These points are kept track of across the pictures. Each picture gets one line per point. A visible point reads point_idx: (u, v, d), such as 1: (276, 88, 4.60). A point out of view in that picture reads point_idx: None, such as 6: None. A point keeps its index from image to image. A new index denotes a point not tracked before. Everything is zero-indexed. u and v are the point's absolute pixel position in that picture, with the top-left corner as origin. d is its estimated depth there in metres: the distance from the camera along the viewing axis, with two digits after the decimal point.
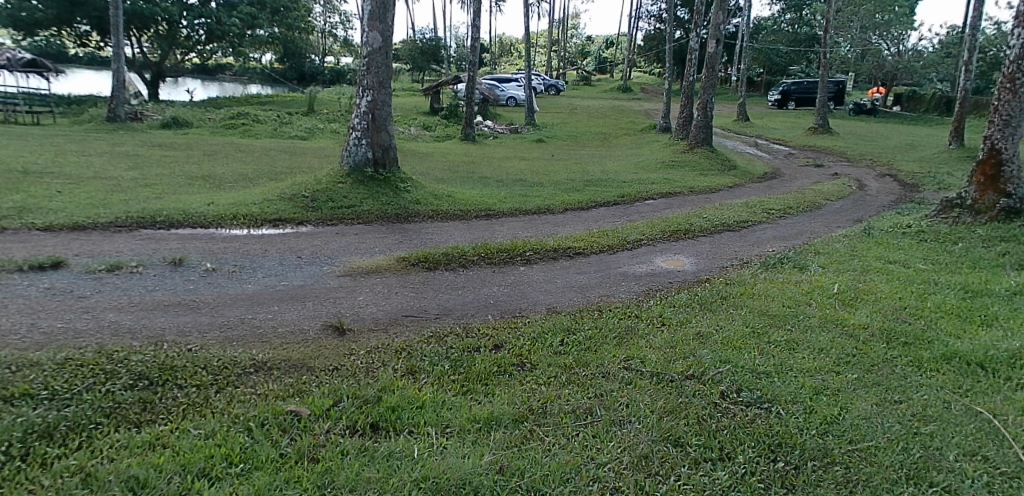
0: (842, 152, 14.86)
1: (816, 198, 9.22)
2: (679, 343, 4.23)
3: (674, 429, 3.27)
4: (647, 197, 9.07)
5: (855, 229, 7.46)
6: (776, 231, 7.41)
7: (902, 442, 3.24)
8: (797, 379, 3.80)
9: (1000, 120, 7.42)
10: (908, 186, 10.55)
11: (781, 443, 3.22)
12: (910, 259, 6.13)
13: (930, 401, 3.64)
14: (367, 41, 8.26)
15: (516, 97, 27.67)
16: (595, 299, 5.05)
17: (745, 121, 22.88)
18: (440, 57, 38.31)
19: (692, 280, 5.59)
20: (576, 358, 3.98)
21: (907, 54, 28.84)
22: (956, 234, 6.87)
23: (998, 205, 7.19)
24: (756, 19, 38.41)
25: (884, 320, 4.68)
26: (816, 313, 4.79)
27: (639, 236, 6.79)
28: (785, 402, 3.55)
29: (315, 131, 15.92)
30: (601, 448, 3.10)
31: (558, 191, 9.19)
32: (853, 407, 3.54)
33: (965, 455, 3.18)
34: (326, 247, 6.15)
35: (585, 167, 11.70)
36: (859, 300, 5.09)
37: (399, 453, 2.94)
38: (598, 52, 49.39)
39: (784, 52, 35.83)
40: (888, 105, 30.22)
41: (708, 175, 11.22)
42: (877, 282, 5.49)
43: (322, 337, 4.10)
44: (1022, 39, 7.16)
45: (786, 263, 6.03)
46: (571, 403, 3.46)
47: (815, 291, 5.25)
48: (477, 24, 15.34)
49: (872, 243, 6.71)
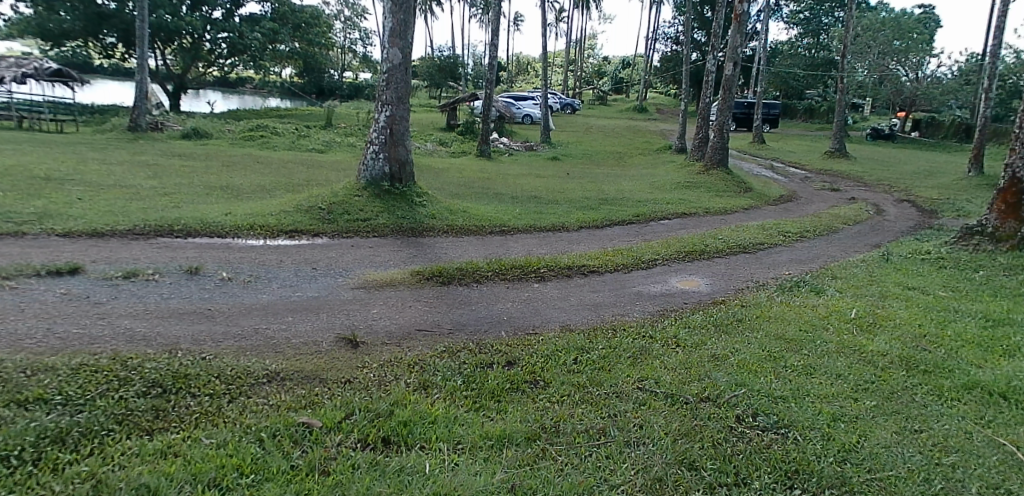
0: (859, 177, 14.78)
1: (833, 222, 9.14)
2: (694, 365, 4.19)
3: (689, 452, 3.22)
4: (662, 217, 9.04)
5: (873, 254, 7.39)
6: (793, 254, 7.34)
7: (923, 472, 3.17)
8: (813, 405, 3.74)
9: (1021, 148, 7.32)
10: (926, 212, 10.44)
11: (798, 470, 3.15)
12: (928, 286, 6.04)
13: (951, 431, 3.56)
14: (388, 57, 8.32)
15: (533, 115, 27.95)
16: (609, 318, 5.01)
17: (761, 143, 22.86)
18: (457, 74, 38.66)
19: (707, 302, 5.53)
20: (590, 376, 3.94)
21: (926, 80, 28.76)
22: (976, 262, 6.78)
23: (1019, 233, 7.09)
24: (773, 44, 38.63)
25: (903, 348, 4.59)
26: (834, 338, 4.72)
27: (655, 256, 6.75)
28: (802, 428, 3.49)
29: (333, 144, 16.09)
30: (615, 469, 3.05)
31: (573, 209, 9.20)
32: (872, 435, 3.47)
33: (988, 487, 3.10)
34: (340, 259, 6.16)
35: (600, 186, 11.70)
36: (877, 325, 5.02)
37: (410, 468, 2.91)
38: (614, 73, 49.76)
39: (800, 76, 35.92)
40: (906, 131, 29.79)
41: (724, 196, 11.19)
42: (896, 308, 5.42)
43: (335, 349, 4.09)
44: None
45: (803, 287, 5.96)
46: (585, 423, 3.41)
47: (832, 316, 5.18)
48: (495, 43, 15.46)
49: (890, 268, 6.63)
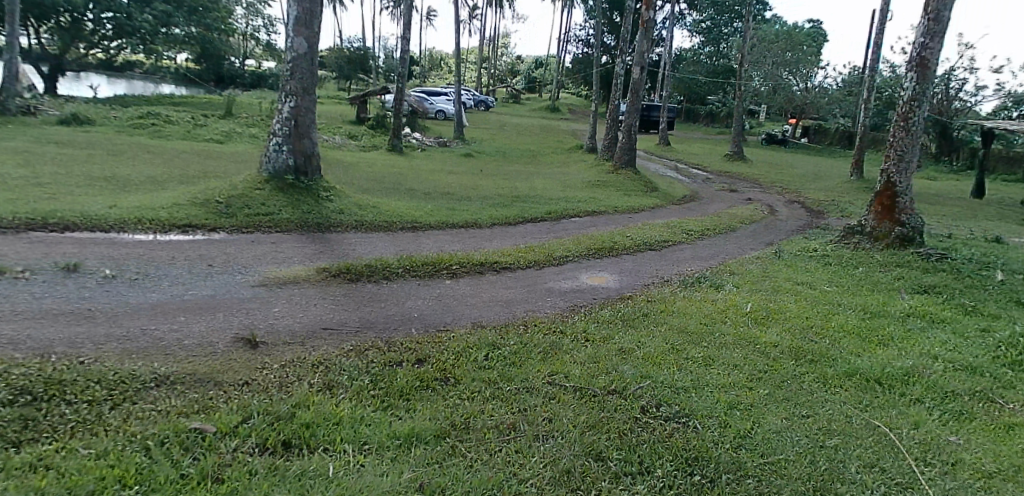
0: (755, 179, 15.70)
1: (732, 221, 9.65)
2: (602, 358, 4.28)
3: (596, 444, 3.28)
4: (573, 215, 9.21)
5: (767, 251, 7.85)
6: (695, 252, 7.68)
7: (809, 455, 3.38)
8: (713, 394, 3.91)
9: (895, 155, 7.96)
10: (813, 213, 11.22)
11: (698, 457, 3.28)
12: (816, 281, 6.49)
13: (833, 416, 3.83)
14: (293, 45, 7.98)
15: (446, 111, 27.78)
16: (521, 314, 5.03)
17: (666, 145, 23.83)
18: (367, 66, 37.79)
19: (615, 297, 5.67)
20: (501, 372, 3.94)
21: (814, 90, 30.98)
22: (856, 259, 7.35)
23: (894, 233, 7.76)
24: (678, 50, 40.37)
25: (793, 339, 4.90)
26: (731, 331, 4.97)
27: (565, 253, 6.86)
28: (702, 416, 3.64)
29: (233, 134, 15.29)
30: (524, 463, 3.07)
31: (486, 206, 9.20)
32: (764, 421, 3.67)
33: (865, 466, 3.36)
34: (240, 256, 5.84)
35: (513, 183, 11.79)
36: (770, 318, 5.33)
37: (313, 471, 2.79)
38: (527, 72, 50.33)
39: (703, 82, 37.74)
40: (797, 136, 31.98)
41: (632, 195, 11.56)
42: (787, 302, 5.78)
43: (233, 350, 3.87)
44: (916, 83, 7.74)
45: (704, 282, 6.24)
46: (495, 418, 3.40)
47: (730, 310, 5.45)
48: (407, 36, 15.21)
49: (782, 265, 7.06)
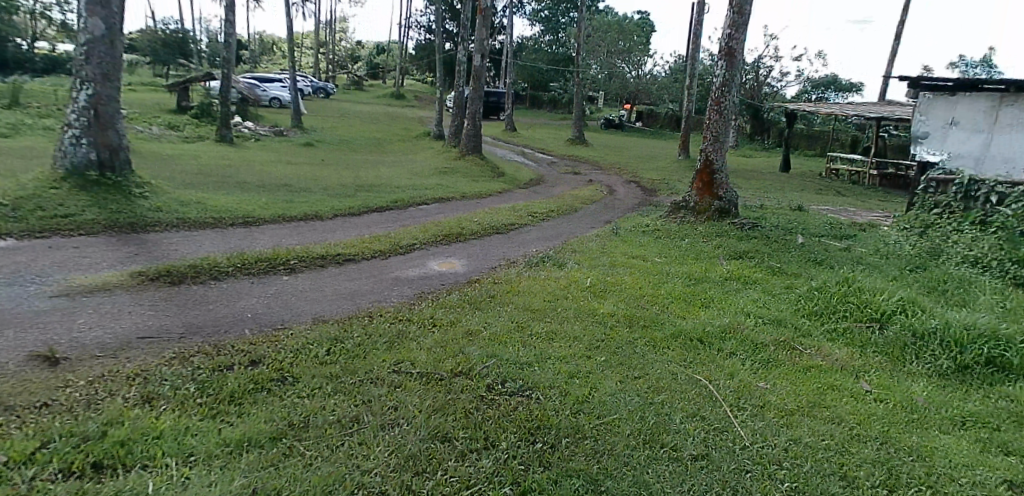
0: (595, 161, 16.61)
1: (574, 202, 10.14)
2: (448, 342, 4.32)
3: (441, 425, 3.32)
4: (420, 203, 9.17)
5: (605, 229, 8.34)
6: (539, 233, 7.97)
7: (640, 412, 3.67)
8: (554, 366, 4.11)
9: (711, 136, 8.75)
10: (648, 191, 12.10)
11: (540, 426, 3.43)
12: (648, 254, 7.01)
13: (662, 374, 4.18)
14: (87, 27, 7.23)
15: (281, 99, 26.38)
16: (365, 305, 4.94)
17: (512, 131, 24.42)
18: (188, 51, 34.72)
19: (462, 281, 5.75)
20: (344, 366, 3.85)
21: (646, 77, 33.32)
22: (683, 232, 8.04)
23: (713, 207, 8.58)
24: (520, 38, 41.46)
25: (627, 308, 5.27)
26: (572, 305, 5.24)
27: (412, 241, 6.83)
28: (544, 388, 3.81)
29: (21, 127, 13.39)
30: (368, 453, 3.03)
31: (328, 197, 8.88)
32: (601, 386, 3.92)
33: (688, 416, 3.71)
34: (35, 264, 5.16)
35: (356, 172, 11.48)
36: (608, 291, 5.68)
37: (128, 492, 2.56)
38: (369, 58, 49.10)
39: (544, 70, 39.14)
40: (633, 120, 34.24)
41: (479, 180, 11.74)
42: (623, 275, 6.19)
43: (27, 370, 3.43)
44: (725, 70, 8.53)
45: (547, 261, 6.50)
46: (337, 413, 3.33)
47: (572, 285, 5.74)
48: (230, 19, 14.18)
49: (618, 241, 7.55)
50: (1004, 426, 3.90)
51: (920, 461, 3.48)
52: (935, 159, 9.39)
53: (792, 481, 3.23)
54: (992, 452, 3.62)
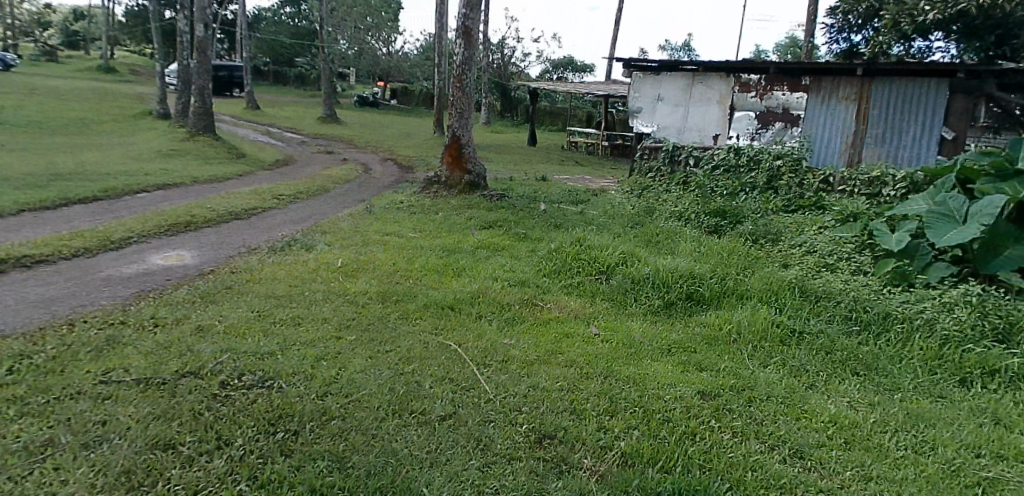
0: (349, 140, 16.21)
1: (325, 183, 9.79)
2: (174, 342, 3.89)
3: (163, 433, 2.98)
4: (141, 191, 8.08)
5: (358, 208, 8.20)
6: (287, 216, 7.55)
7: (389, 384, 3.69)
8: (299, 352, 3.93)
9: (456, 112, 9.04)
10: (404, 168, 12.17)
11: (283, 414, 3.26)
12: (402, 230, 7.04)
13: (412, 344, 4.25)
14: None
15: None
16: (66, 313, 4.22)
17: (256, 109, 22.69)
18: None
19: (194, 274, 5.21)
20: (33, 385, 3.25)
21: (396, 55, 33.36)
22: (436, 206, 8.23)
23: (463, 180, 8.94)
24: (258, 9, 38.49)
25: (379, 284, 5.25)
26: (321, 287, 5.06)
27: (130, 234, 6.00)
28: (287, 375, 3.63)
29: None
30: (66, 479, 2.62)
31: (11, 189, 7.37)
32: (349, 365, 3.86)
33: (437, 380, 3.83)
34: None
35: (52, 159, 9.71)
36: (360, 270, 5.60)
37: None
38: (69, 25, 41.63)
39: (288, 44, 36.98)
40: (387, 98, 34.13)
41: (214, 163, 10.71)
42: (376, 252, 6.15)
43: None
44: (464, 48, 8.84)
45: (294, 245, 6.19)
46: (24, 440, 2.81)
47: (320, 267, 5.54)
48: None
49: (372, 219, 7.47)
50: (698, 348, 4.68)
51: (636, 387, 4.02)
52: (648, 129, 10.94)
53: (530, 423, 3.49)
54: (689, 371, 4.33)
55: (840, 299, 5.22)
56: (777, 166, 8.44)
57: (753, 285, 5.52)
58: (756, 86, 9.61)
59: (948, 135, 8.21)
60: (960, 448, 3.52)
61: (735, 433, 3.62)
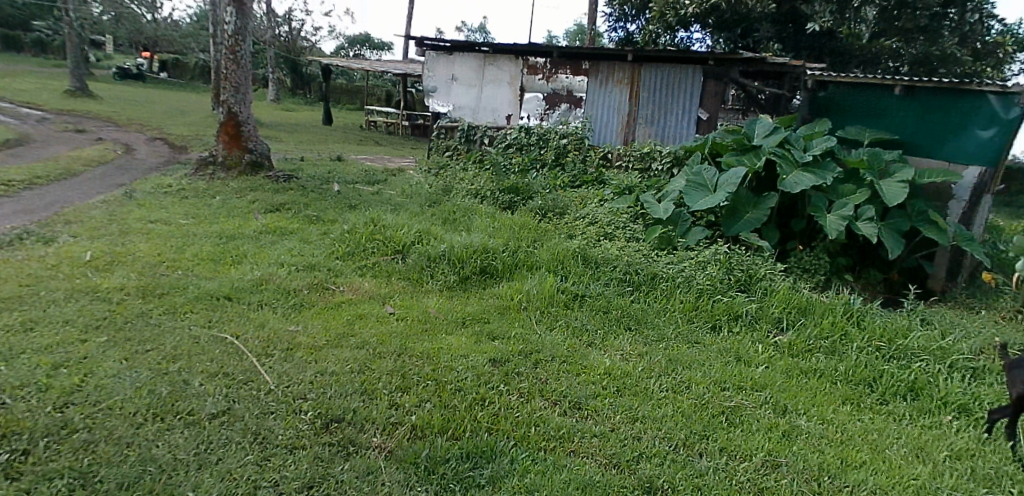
0: (106, 117, 14.18)
1: (72, 166, 8.46)
2: None
3: None
4: None
5: (116, 193, 7.21)
6: (19, 206, 6.40)
7: (149, 386, 3.32)
8: (29, 361, 3.38)
9: (231, 86, 8.35)
10: (176, 149, 10.96)
11: (6, 434, 2.79)
12: (171, 216, 6.33)
13: (180, 341, 3.86)
14: None
15: None
16: None
17: None
18: None
19: None
20: None
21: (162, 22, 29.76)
22: (213, 189, 7.53)
23: (244, 160, 8.32)
24: None
25: (139, 278, 4.68)
26: (63, 286, 4.38)
27: None
28: (14, 389, 3.11)
29: None
30: None
31: None
32: (98, 369, 3.41)
33: (209, 376, 3.52)
34: None
35: None
36: (116, 263, 4.93)
37: None
38: None
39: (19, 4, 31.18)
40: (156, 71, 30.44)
41: None
42: (137, 242, 5.46)
43: None
44: (236, 17, 8.15)
45: (27, 239, 5.27)
46: None
47: (63, 263, 4.79)
48: None
49: (132, 205, 6.61)
50: (492, 317, 4.77)
51: (427, 361, 4.02)
52: (443, 110, 11.01)
53: (315, 409, 3.35)
54: (482, 340, 4.40)
55: (616, 264, 5.55)
56: (564, 144, 8.99)
57: (541, 256, 5.71)
58: (542, 69, 10.12)
59: (703, 116, 9.27)
60: (709, 384, 4.05)
61: (523, 394, 3.79)
